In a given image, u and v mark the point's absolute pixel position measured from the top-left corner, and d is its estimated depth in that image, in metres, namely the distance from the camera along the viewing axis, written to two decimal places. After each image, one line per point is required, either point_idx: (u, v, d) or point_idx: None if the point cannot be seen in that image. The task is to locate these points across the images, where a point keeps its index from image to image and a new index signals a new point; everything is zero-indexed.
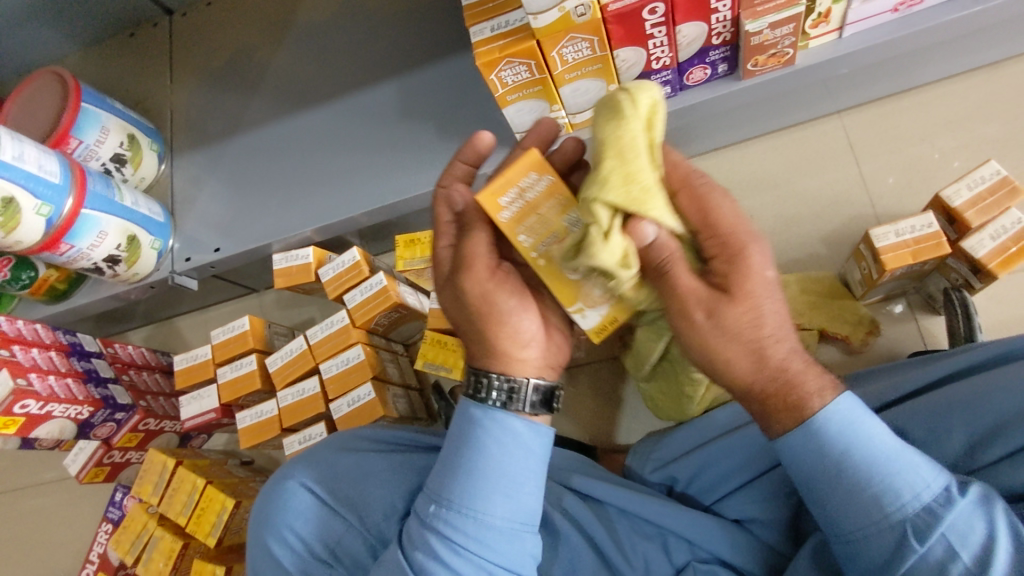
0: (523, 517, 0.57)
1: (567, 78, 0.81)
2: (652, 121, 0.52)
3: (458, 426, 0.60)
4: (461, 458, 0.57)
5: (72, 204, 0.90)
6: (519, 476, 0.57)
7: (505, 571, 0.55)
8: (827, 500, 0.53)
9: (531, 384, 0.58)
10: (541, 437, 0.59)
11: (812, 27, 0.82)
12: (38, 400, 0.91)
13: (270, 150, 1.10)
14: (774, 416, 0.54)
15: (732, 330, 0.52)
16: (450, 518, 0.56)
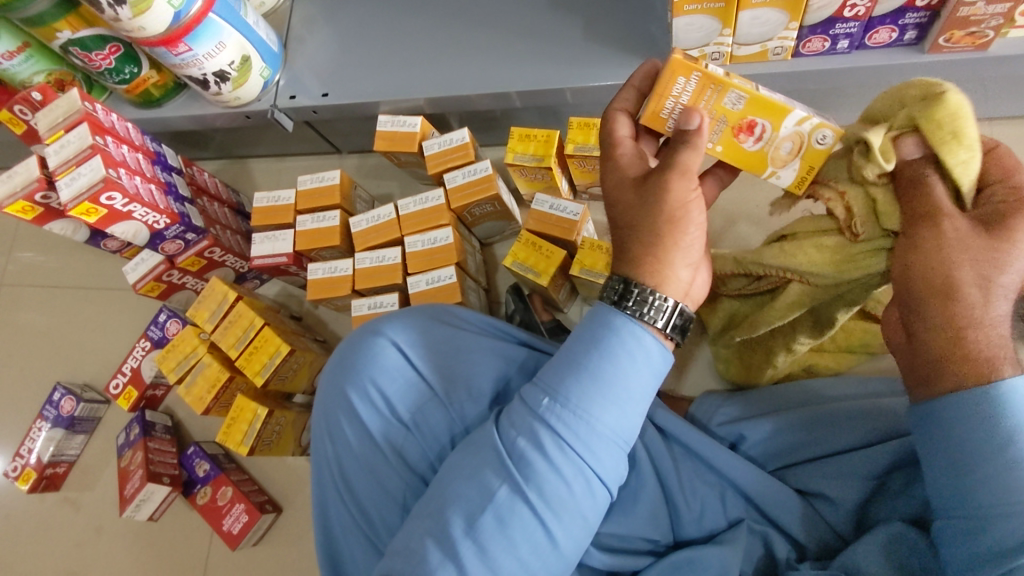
0: (628, 434, 0.56)
1: (753, 2, 0.76)
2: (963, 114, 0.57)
3: (587, 327, 0.57)
4: (587, 359, 0.55)
5: (201, 6, 0.86)
6: (635, 394, 0.55)
7: (599, 478, 0.55)
8: (972, 473, 0.52)
9: (676, 305, 0.57)
10: (665, 363, 0.57)
11: (1022, 15, 0.76)
12: (124, 197, 0.88)
13: (398, 7, 1.04)
14: (951, 368, 0.55)
15: (974, 250, 0.55)
16: (562, 416, 0.54)
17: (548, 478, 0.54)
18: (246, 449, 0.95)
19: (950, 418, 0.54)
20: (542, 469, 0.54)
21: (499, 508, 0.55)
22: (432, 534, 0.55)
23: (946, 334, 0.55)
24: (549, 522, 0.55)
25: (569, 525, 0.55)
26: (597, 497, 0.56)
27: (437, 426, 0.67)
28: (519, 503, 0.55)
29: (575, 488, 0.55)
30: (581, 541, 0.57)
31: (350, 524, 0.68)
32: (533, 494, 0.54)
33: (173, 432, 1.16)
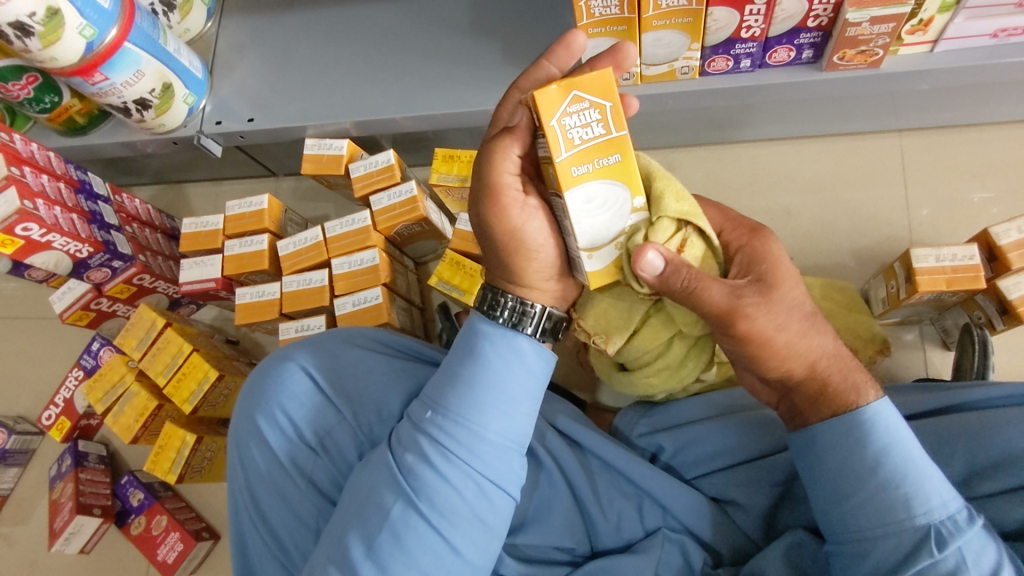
0: (517, 438, 0.57)
1: (653, 24, 0.78)
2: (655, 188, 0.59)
3: (462, 340, 0.59)
4: (464, 368, 0.57)
5: (115, 35, 0.86)
6: (517, 395, 0.57)
7: (492, 484, 0.55)
8: (855, 497, 0.55)
9: (543, 311, 0.60)
10: (544, 362, 0.59)
11: (908, 33, 0.80)
12: (41, 227, 0.87)
13: (323, 32, 1.05)
14: (824, 402, 0.58)
15: (785, 310, 0.58)
16: (443, 425, 0.55)
17: (438, 485, 0.54)
18: (174, 476, 0.95)
19: (826, 447, 0.57)
20: (428, 477, 0.54)
21: (395, 525, 0.54)
22: (334, 561, 0.54)
23: (812, 382, 0.59)
24: (445, 530, 0.54)
25: (466, 532, 0.54)
26: (493, 503, 0.56)
27: (345, 447, 0.67)
28: (411, 515, 0.54)
29: (467, 495, 0.54)
30: (487, 551, 0.56)
31: (269, 557, 0.67)
32: (425, 502, 0.54)
33: (109, 461, 1.14)
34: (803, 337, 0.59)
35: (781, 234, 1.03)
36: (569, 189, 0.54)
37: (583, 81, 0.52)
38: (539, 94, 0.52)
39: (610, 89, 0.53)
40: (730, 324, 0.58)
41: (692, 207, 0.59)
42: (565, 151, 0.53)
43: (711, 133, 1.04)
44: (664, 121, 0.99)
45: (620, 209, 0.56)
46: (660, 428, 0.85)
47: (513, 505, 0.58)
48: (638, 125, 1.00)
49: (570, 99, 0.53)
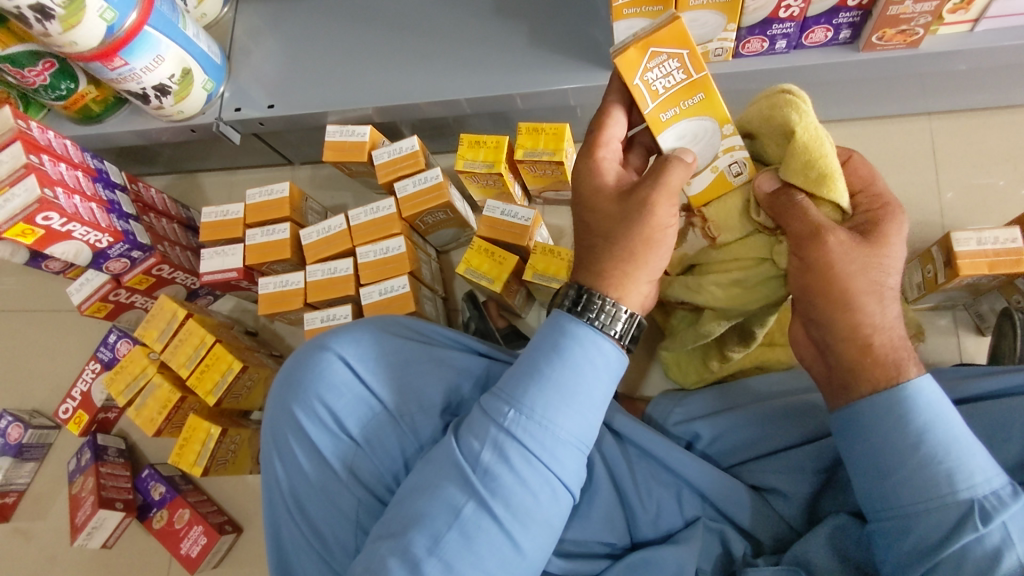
0: (589, 439, 0.56)
1: (691, 4, 0.77)
2: (813, 141, 0.59)
3: (546, 334, 0.56)
4: (549, 367, 0.54)
5: (135, 19, 0.84)
6: (595, 398, 0.55)
7: (563, 485, 0.55)
8: (896, 472, 0.53)
9: (631, 315, 0.56)
10: (621, 365, 0.57)
11: (949, 12, 0.78)
12: (62, 217, 0.85)
13: (343, 16, 1.03)
14: (865, 373, 0.56)
15: (863, 261, 0.57)
16: (525, 427, 0.53)
17: (516, 489, 0.53)
18: (199, 469, 0.93)
19: (867, 423, 0.55)
20: (505, 479, 0.53)
21: (465, 524, 0.53)
22: (394, 554, 0.53)
23: (853, 343, 0.57)
24: (516, 532, 0.53)
25: (536, 535, 0.54)
26: (564, 505, 0.55)
27: (393, 442, 0.66)
28: (484, 515, 0.53)
29: (541, 498, 0.53)
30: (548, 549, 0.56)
31: (304, 544, 0.66)
32: (502, 504, 0.53)
33: (127, 455, 1.12)
34: (870, 292, 0.56)
35: None
36: (661, 134, 0.62)
37: (658, 38, 0.59)
38: (621, 59, 0.60)
39: (684, 38, 0.60)
40: (808, 245, 0.58)
41: (823, 174, 0.59)
42: (652, 103, 0.62)
43: None
44: None
45: (711, 139, 0.64)
46: (695, 416, 0.83)
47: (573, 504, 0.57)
48: None
49: (648, 54, 0.60)
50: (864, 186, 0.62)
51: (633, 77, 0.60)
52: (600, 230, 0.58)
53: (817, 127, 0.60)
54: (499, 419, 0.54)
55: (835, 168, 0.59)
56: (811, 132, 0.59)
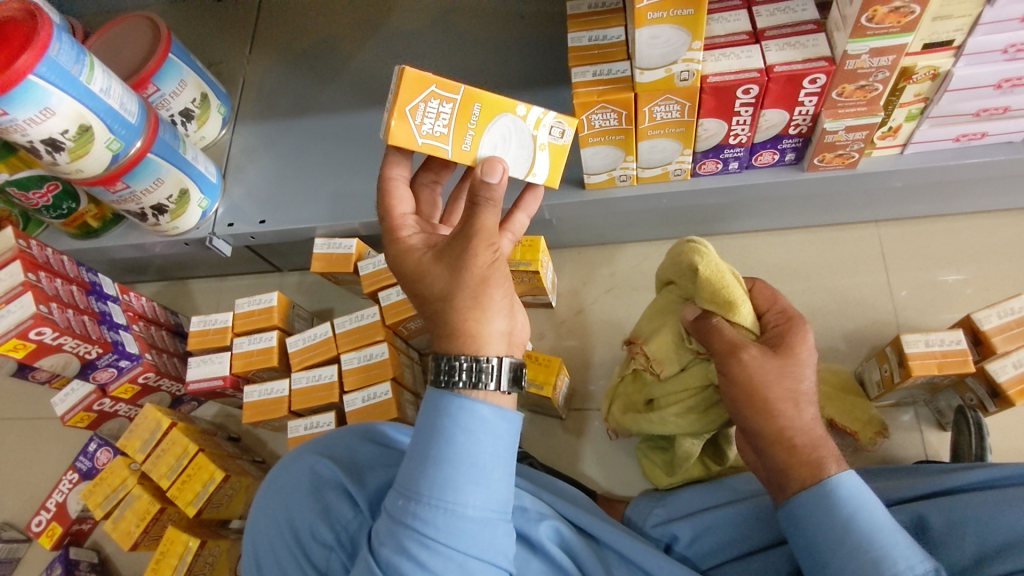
0: (499, 506, 0.55)
1: (649, 134, 0.85)
2: (718, 274, 0.72)
3: (425, 417, 0.56)
4: (431, 449, 0.54)
5: (140, 147, 0.91)
6: (490, 464, 0.55)
7: (477, 559, 0.54)
8: (831, 563, 0.56)
9: (498, 363, 0.56)
10: (512, 423, 0.57)
11: (879, 138, 0.88)
12: (54, 331, 0.88)
13: (333, 138, 1.11)
14: (795, 472, 0.62)
15: (777, 372, 0.65)
16: (417, 511, 0.53)
17: (416, 572, 0.52)
18: None
19: (803, 516, 0.59)
20: (405, 567, 0.53)
21: None
22: None
23: (778, 447, 0.63)
24: None
25: None
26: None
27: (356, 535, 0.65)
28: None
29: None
30: None
31: None
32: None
33: (100, 569, 1.09)
34: (785, 399, 0.65)
35: None
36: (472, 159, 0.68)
37: (402, 97, 0.64)
38: (393, 140, 0.65)
39: (420, 80, 0.64)
40: (728, 360, 0.67)
41: (729, 299, 0.71)
42: (444, 145, 0.67)
43: (700, 227, 1.12)
44: (660, 216, 1.06)
45: (518, 131, 0.69)
46: (673, 517, 0.85)
47: (502, 573, 0.56)
48: (635, 220, 1.07)
49: (408, 116, 0.65)
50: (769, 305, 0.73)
51: (403, 143, 0.65)
52: (428, 279, 0.59)
53: (718, 263, 0.73)
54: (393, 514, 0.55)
55: (739, 295, 0.71)
56: (713, 267, 0.72)
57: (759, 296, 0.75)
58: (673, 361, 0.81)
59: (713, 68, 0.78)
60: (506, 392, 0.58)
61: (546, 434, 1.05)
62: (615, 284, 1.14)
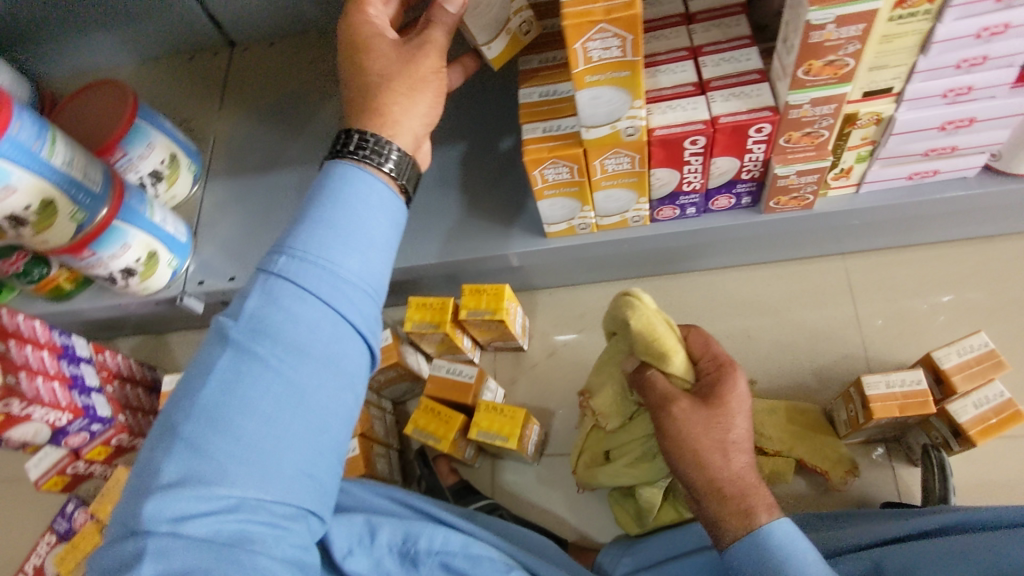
0: (370, 283, 0.64)
1: (603, 185, 0.87)
2: (650, 325, 0.73)
3: (318, 186, 0.66)
4: (318, 208, 0.64)
5: (105, 214, 0.93)
6: (371, 239, 0.64)
7: (342, 324, 0.63)
8: None
9: (394, 150, 0.68)
10: (401, 216, 0.69)
11: (833, 178, 0.88)
12: (22, 402, 0.89)
13: (300, 190, 1.11)
14: (727, 521, 0.63)
15: (704, 423, 0.67)
16: (294, 266, 0.61)
17: (284, 327, 0.60)
18: None
19: (739, 565, 0.60)
20: (275, 317, 0.60)
21: (237, 366, 0.59)
22: None
23: (711, 495, 0.65)
24: (291, 367, 0.59)
25: (310, 375, 0.60)
26: (325, 389, 0.61)
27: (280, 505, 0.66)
28: (242, 381, 0.58)
29: (312, 331, 0.61)
30: (331, 414, 0.62)
31: None
32: (258, 382, 0.58)
33: None
34: (715, 448, 0.66)
35: (743, 358, 1.08)
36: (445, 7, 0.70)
37: None
38: None
39: None
40: (660, 411, 0.70)
41: (662, 350, 0.73)
42: None
43: (668, 266, 1.12)
44: (626, 259, 1.07)
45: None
46: (641, 567, 0.85)
47: (357, 372, 0.64)
48: (602, 263, 1.08)
49: None
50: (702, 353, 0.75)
51: None
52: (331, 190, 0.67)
53: (650, 315, 0.74)
54: (262, 282, 0.62)
55: (672, 345, 0.73)
56: (645, 320, 0.74)
57: (692, 343, 0.77)
58: (618, 412, 0.88)
59: (660, 121, 0.79)
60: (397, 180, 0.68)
61: (520, 481, 1.05)
62: (585, 325, 1.15)
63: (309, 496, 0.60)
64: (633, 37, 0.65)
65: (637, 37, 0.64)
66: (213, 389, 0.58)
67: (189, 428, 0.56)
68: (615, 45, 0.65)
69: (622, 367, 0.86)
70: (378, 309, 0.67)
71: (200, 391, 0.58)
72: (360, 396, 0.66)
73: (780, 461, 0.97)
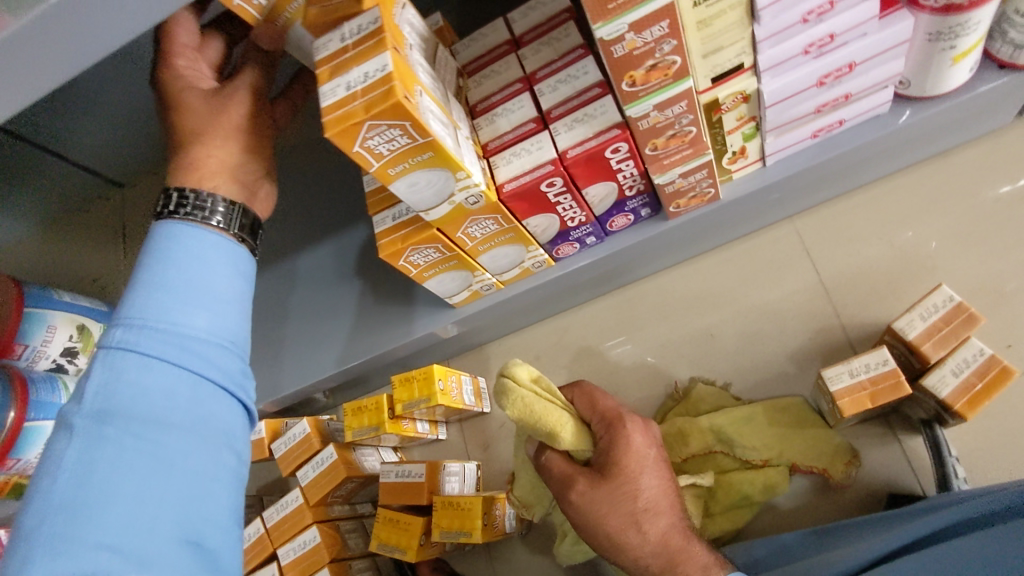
0: (229, 337, 0.57)
1: (482, 250, 0.80)
2: (529, 407, 0.66)
3: (149, 250, 0.58)
4: (148, 272, 0.56)
5: (14, 417, 0.90)
6: (220, 293, 0.57)
7: (209, 383, 0.54)
8: None
9: (218, 201, 0.63)
10: (246, 271, 0.62)
11: (731, 163, 0.79)
12: None
13: None
14: None
15: (611, 498, 0.64)
16: (136, 332, 0.53)
17: (139, 393, 0.51)
18: None
19: None
20: (125, 386, 0.51)
21: (91, 446, 0.48)
22: None
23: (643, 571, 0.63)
24: (156, 435, 0.50)
25: (183, 441, 0.51)
26: (201, 453, 0.52)
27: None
28: (97, 464, 0.48)
29: (175, 396, 0.52)
30: (221, 484, 0.53)
31: None
32: (116, 462, 0.48)
33: None
34: (626, 524, 0.63)
35: (711, 362, 0.98)
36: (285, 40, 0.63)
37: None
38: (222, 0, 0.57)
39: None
40: (566, 494, 0.68)
41: (551, 428, 0.66)
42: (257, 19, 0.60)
43: (607, 284, 1.04)
44: (554, 295, 0.99)
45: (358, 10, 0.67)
46: None
47: (239, 435, 0.56)
48: (532, 307, 1.00)
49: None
50: (594, 413, 0.70)
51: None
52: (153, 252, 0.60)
53: (528, 397, 0.66)
54: (103, 360, 0.53)
55: (561, 419, 0.67)
56: (521, 405, 0.66)
57: (579, 404, 0.72)
58: (536, 503, 0.85)
59: (507, 173, 0.71)
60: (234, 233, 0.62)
61: (513, 553, 0.99)
62: (542, 368, 1.08)
63: (202, 573, 0.48)
64: (410, 121, 0.56)
65: (415, 120, 0.56)
66: (65, 482, 0.47)
67: (44, 532, 0.45)
68: (398, 134, 0.58)
69: (528, 460, 0.81)
70: (243, 362, 0.59)
71: (51, 488, 0.47)
72: (243, 456, 0.56)
73: (771, 471, 0.86)
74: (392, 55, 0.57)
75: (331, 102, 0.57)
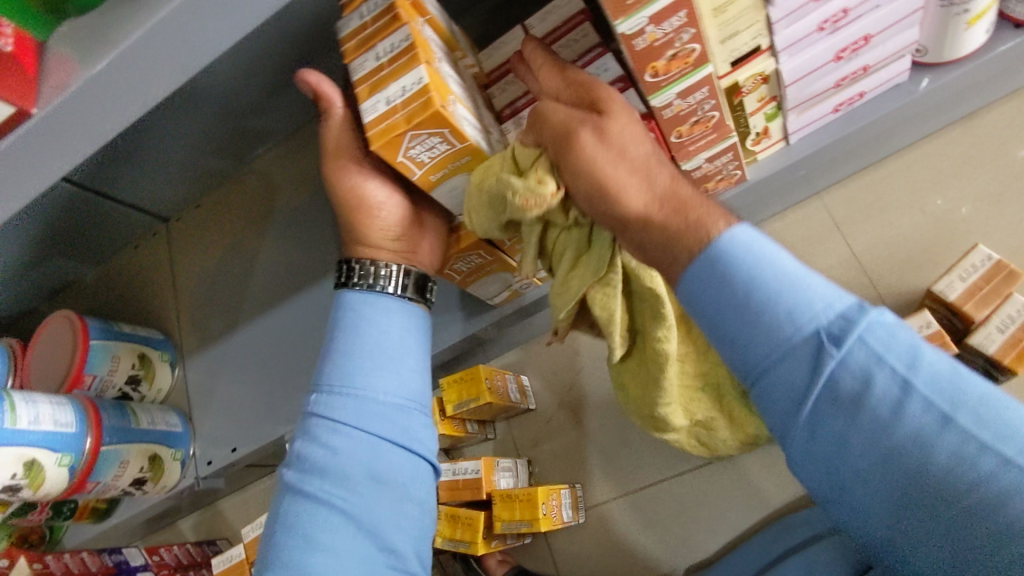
0: (406, 395, 0.67)
1: (522, 248, 0.81)
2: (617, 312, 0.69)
3: (338, 317, 0.70)
4: (339, 341, 0.67)
5: (91, 443, 0.95)
6: (394, 354, 0.67)
7: (390, 438, 0.65)
8: (737, 330, 0.46)
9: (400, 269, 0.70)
10: (413, 321, 0.70)
11: (755, 143, 0.81)
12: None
13: (267, 343, 1.11)
14: None
15: None
16: (331, 399, 0.65)
17: (332, 455, 0.64)
18: None
19: None
20: (324, 447, 0.64)
21: (305, 496, 0.63)
22: None
23: None
24: (349, 488, 0.63)
25: (369, 492, 0.63)
26: (386, 498, 0.63)
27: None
28: (311, 511, 0.62)
29: (363, 454, 0.64)
30: (405, 523, 0.63)
31: None
32: (319, 518, 0.62)
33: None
34: None
35: None
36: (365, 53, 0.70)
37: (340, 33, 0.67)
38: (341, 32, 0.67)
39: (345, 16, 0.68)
40: None
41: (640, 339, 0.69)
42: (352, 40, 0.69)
43: None
44: None
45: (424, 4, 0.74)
46: None
47: (419, 475, 0.66)
48: None
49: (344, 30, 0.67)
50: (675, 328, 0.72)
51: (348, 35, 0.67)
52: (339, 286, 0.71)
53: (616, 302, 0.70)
54: (314, 416, 0.66)
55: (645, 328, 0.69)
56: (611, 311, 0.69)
57: None
58: None
59: None
60: (411, 294, 0.71)
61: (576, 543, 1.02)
62: None
63: None
64: (449, 129, 0.59)
65: (453, 127, 0.59)
66: (287, 526, 0.62)
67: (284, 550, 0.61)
68: (438, 142, 0.61)
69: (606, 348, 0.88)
70: (420, 413, 0.68)
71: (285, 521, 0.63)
72: (426, 496, 0.66)
73: None
74: (426, 68, 0.60)
75: (373, 117, 0.60)
